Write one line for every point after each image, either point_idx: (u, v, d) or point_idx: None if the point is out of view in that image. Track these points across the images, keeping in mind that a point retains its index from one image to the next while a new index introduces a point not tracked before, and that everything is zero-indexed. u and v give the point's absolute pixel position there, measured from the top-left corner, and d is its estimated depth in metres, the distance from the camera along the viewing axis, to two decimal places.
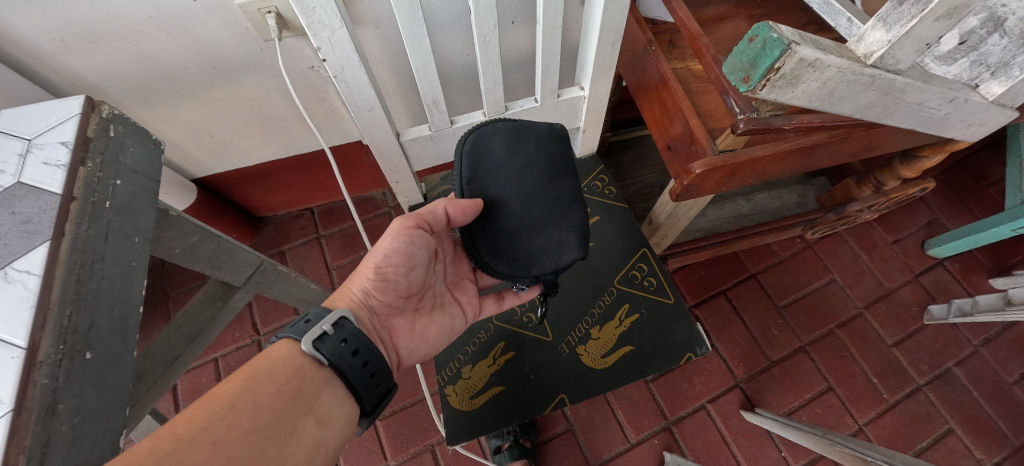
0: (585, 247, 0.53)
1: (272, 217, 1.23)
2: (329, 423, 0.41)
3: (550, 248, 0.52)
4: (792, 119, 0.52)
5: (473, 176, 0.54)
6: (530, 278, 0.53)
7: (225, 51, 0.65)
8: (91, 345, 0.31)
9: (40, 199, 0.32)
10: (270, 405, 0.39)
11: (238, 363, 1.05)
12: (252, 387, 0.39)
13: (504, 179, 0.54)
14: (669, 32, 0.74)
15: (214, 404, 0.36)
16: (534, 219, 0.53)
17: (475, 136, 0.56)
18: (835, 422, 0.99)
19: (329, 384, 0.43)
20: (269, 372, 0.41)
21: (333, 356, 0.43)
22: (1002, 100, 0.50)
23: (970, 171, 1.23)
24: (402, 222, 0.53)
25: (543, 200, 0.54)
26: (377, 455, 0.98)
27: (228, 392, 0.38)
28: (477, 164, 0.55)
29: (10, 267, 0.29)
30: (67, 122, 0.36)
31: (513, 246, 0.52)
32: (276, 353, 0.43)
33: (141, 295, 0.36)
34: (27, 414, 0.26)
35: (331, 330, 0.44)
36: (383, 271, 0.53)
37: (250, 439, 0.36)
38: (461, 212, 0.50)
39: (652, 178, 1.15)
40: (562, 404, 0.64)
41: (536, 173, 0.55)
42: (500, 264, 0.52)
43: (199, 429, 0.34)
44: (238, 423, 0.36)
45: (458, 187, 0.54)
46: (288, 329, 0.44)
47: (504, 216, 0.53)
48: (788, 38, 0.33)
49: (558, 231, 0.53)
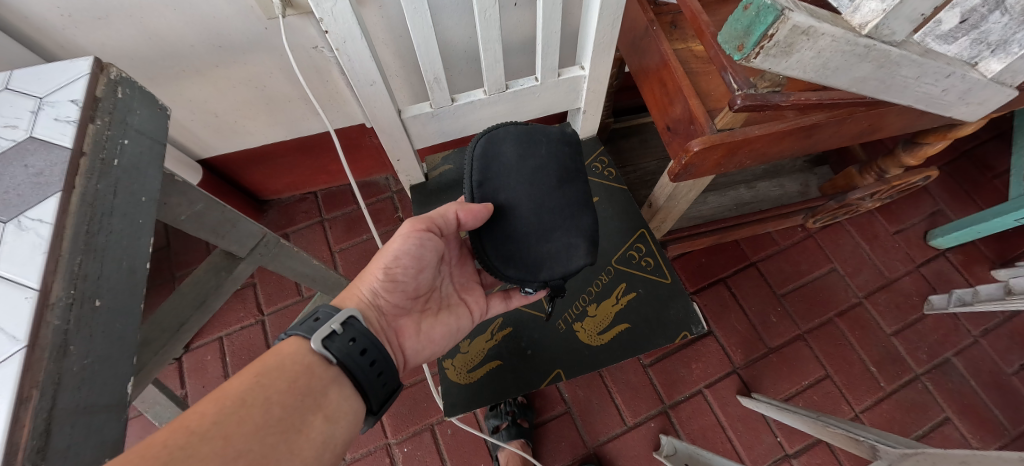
0: (595, 254, 0.54)
1: (276, 201, 1.25)
2: (337, 420, 0.42)
3: (559, 253, 0.53)
4: (790, 96, 0.52)
5: (484, 179, 0.55)
6: (538, 283, 0.53)
7: (228, 30, 0.66)
8: (100, 293, 0.33)
9: (50, 153, 0.34)
10: (279, 401, 0.40)
11: (243, 343, 1.07)
12: (263, 383, 0.40)
13: (514, 182, 0.55)
14: (672, 13, 0.74)
15: (226, 400, 0.37)
16: (544, 224, 0.54)
17: (486, 139, 0.57)
18: (831, 408, 1.00)
19: (337, 382, 0.44)
20: (279, 369, 0.42)
21: (341, 355, 0.44)
22: (1001, 78, 0.50)
23: (975, 163, 1.22)
24: (413, 225, 0.54)
25: (553, 205, 0.54)
26: (378, 435, 1.00)
27: (239, 387, 0.39)
28: (487, 167, 0.55)
29: (23, 215, 0.31)
30: (77, 81, 0.37)
31: (522, 249, 0.53)
32: (287, 349, 0.44)
33: (147, 252, 0.38)
34: (39, 352, 0.28)
35: (340, 329, 0.45)
36: (393, 272, 0.54)
37: (261, 435, 0.37)
38: (472, 217, 0.51)
39: (653, 165, 1.15)
40: (558, 378, 0.66)
41: (547, 178, 0.56)
42: (509, 268, 0.52)
43: (210, 423, 0.35)
44: (249, 418, 0.37)
45: (469, 190, 0.55)
46: (298, 327, 0.46)
47: (514, 220, 0.53)
48: (782, 4, 0.33)
49: (567, 236, 0.54)
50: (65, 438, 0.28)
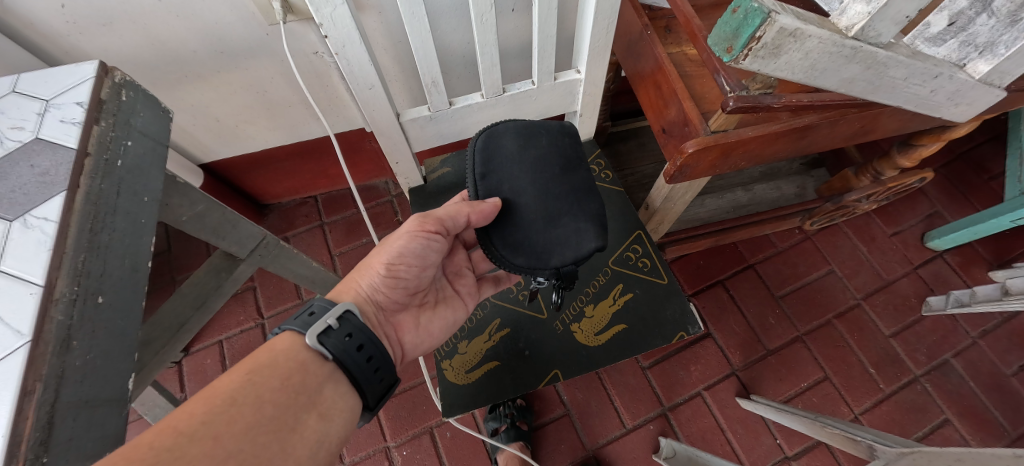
0: (603, 237, 0.54)
1: (277, 205, 1.26)
2: (331, 417, 0.43)
3: (569, 238, 0.53)
4: (781, 98, 0.53)
5: (486, 172, 0.56)
6: (549, 270, 0.53)
7: (231, 36, 0.67)
8: (102, 290, 0.33)
9: (56, 153, 0.34)
10: (272, 399, 0.40)
11: (243, 347, 1.07)
12: (255, 381, 0.40)
13: (516, 173, 0.55)
14: (666, 18, 0.75)
15: (215, 399, 0.38)
16: (550, 211, 0.54)
17: (487, 134, 0.58)
18: (831, 410, 1.00)
19: (331, 379, 0.44)
20: (271, 366, 0.42)
21: (336, 350, 0.45)
22: (989, 79, 0.51)
23: (971, 164, 1.23)
24: (420, 224, 0.54)
25: (557, 192, 0.55)
26: (377, 437, 1.00)
27: (230, 385, 0.39)
28: (490, 160, 0.56)
29: (29, 214, 0.32)
30: (82, 84, 0.38)
31: (528, 238, 0.53)
32: (281, 346, 0.44)
33: (149, 249, 0.39)
34: (43, 346, 0.28)
35: (335, 324, 0.46)
36: (394, 269, 0.54)
37: (253, 434, 0.37)
38: (482, 217, 0.52)
39: (651, 168, 1.16)
40: (556, 379, 0.66)
41: (550, 167, 0.56)
42: (518, 257, 0.53)
43: (200, 423, 0.35)
44: (239, 417, 0.37)
45: (472, 184, 0.56)
46: (292, 322, 0.46)
47: (518, 211, 0.54)
48: (768, 8, 0.34)
49: (575, 221, 0.54)
50: (66, 431, 0.29)
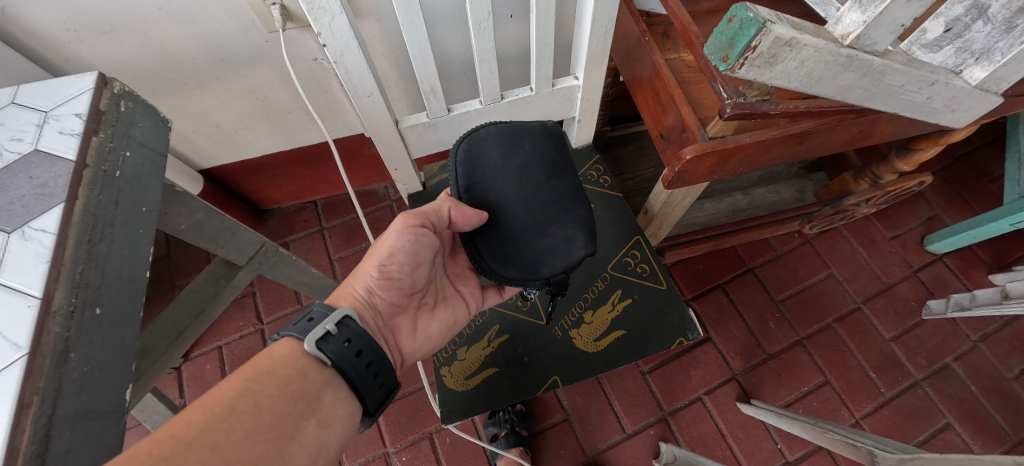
0: (592, 242, 0.54)
1: (276, 210, 1.26)
2: (330, 424, 0.43)
3: (558, 247, 0.53)
4: (779, 104, 0.53)
5: (471, 183, 0.56)
6: (540, 281, 0.53)
7: (231, 44, 0.67)
8: (101, 302, 0.33)
9: (55, 166, 0.35)
10: (271, 407, 0.40)
11: (242, 352, 1.07)
12: (253, 389, 0.40)
13: (501, 182, 0.55)
14: (664, 24, 0.75)
15: (215, 406, 0.37)
16: (537, 220, 0.54)
17: (467, 144, 0.58)
18: (832, 415, 0.99)
19: (331, 386, 0.45)
20: (270, 373, 0.42)
21: (335, 356, 0.45)
22: (986, 86, 0.51)
23: (970, 167, 1.23)
24: (407, 220, 0.53)
25: (543, 200, 0.55)
26: (377, 443, 0.99)
27: (229, 392, 0.39)
28: (473, 171, 0.56)
29: (27, 226, 0.32)
30: (82, 96, 0.38)
31: (519, 250, 0.53)
32: (279, 352, 0.44)
33: (148, 260, 0.39)
34: (41, 359, 0.29)
35: (334, 330, 0.46)
36: (387, 270, 0.54)
37: (251, 442, 0.37)
38: (464, 219, 0.52)
39: (650, 172, 1.16)
40: (555, 385, 0.66)
41: (534, 173, 0.57)
42: (508, 269, 0.52)
43: (198, 431, 0.35)
44: (238, 425, 0.37)
45: (457, 194, 0.56)
46: (291, 328, 0.46)
47: (506, 220, 0.54)
48: (764, 17, 0.34)
49: (563, 229, 0.54)
50: (64, 443, 0.29)
